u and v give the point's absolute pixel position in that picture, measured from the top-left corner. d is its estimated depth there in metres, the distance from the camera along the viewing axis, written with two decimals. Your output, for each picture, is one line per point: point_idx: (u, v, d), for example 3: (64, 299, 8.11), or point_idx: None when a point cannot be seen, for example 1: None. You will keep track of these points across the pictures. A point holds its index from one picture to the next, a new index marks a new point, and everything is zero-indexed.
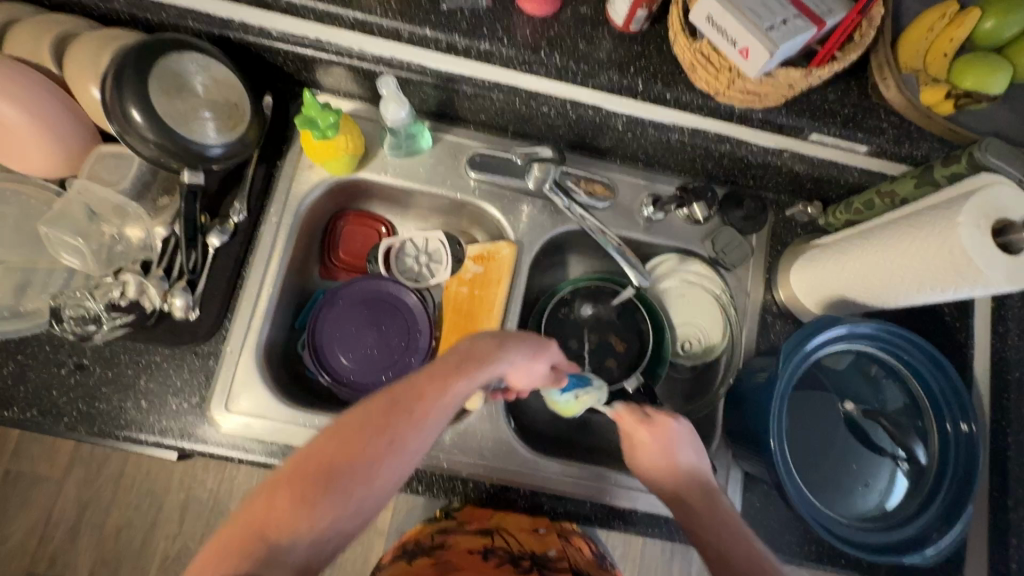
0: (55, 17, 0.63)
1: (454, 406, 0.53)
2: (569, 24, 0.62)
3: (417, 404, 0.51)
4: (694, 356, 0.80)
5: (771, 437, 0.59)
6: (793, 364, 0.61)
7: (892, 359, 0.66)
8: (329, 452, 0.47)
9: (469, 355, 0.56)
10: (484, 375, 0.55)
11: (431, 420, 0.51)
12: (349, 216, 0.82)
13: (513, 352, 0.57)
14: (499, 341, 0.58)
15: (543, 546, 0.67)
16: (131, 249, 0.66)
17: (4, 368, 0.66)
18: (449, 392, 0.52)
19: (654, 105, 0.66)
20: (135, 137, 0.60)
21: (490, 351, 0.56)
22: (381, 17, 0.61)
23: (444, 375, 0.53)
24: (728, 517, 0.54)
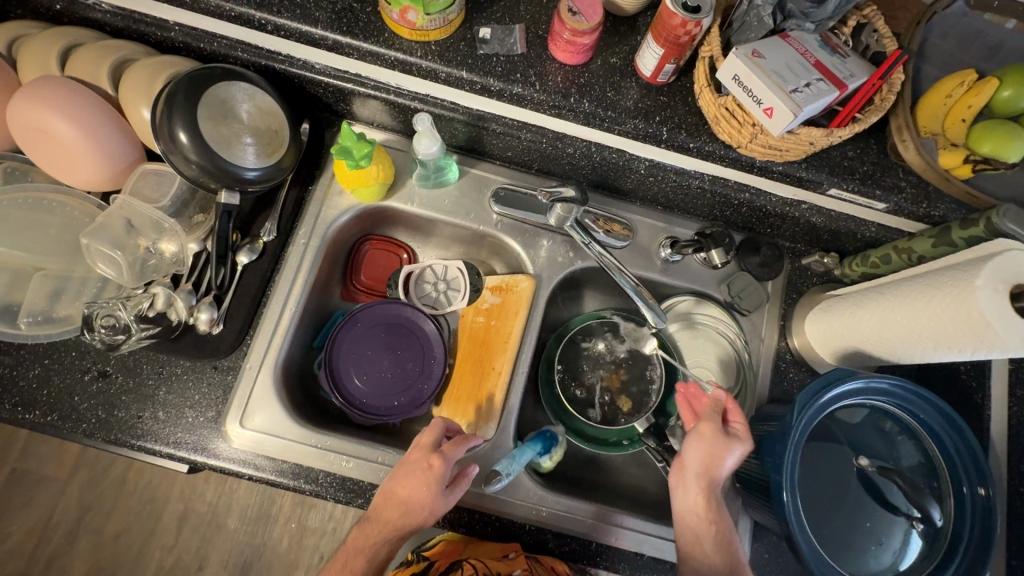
0: (116, 43, 0.67)
1: (420, 515, 0.61)
2: (599, 73, 0.65)
3: (387, 515, 0.61)
4: None
5: (784, 489, 0.58)
6: (809, 416, 0.60)
7: (907, 416, 0.65)
8: (344, 553, 0.61)
9: (398, 504, 0.61)
10: (438, 496, 0.61)
11: (396, 528, 0.61)
12: (373, 240, 0.85)
13: (434, 495, 0.61)
14: (424, 490, 0.61)
15: (509, 569, 0.68)
16: (164, 263, 0.68)
17: (31, 371, 0.68)
18: (409, 509, 0.61)
19: (676, 152, 0.67)
20: (179, 157, 0.63)
21: (419, 504, 0.61)
22: (420, 58, 0.63)
23: (387, 540, 0.61)
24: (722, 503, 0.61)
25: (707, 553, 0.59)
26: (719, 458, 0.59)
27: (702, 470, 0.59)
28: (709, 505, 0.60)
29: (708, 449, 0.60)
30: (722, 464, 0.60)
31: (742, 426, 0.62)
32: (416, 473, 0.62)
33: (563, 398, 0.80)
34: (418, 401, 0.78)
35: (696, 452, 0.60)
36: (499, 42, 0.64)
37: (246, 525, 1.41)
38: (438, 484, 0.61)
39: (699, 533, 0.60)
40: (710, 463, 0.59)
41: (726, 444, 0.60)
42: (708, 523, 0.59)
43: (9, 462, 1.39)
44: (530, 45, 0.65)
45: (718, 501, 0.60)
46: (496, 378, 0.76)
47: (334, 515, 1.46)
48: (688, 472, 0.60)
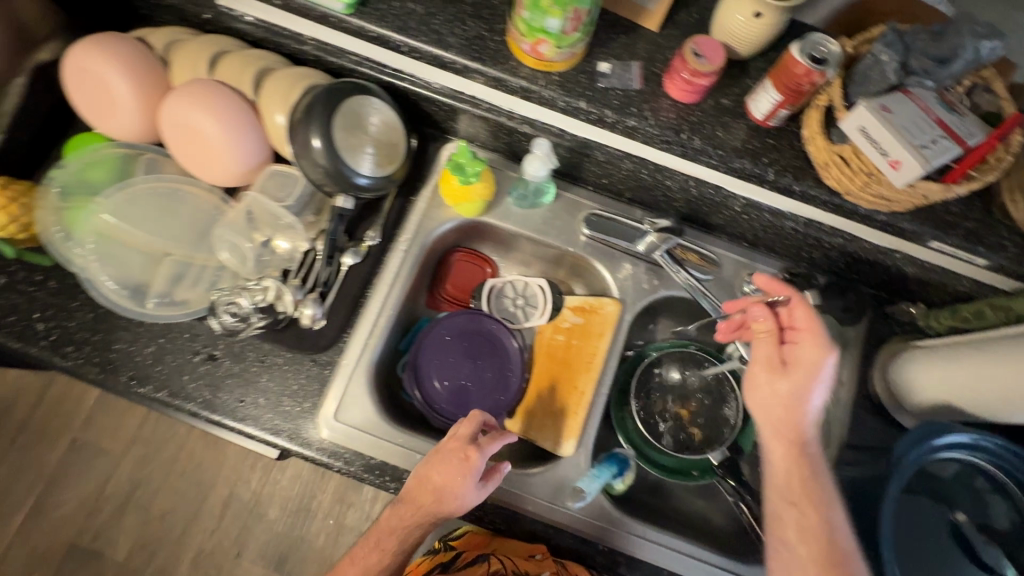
0: (257, 52, 0.73)
1: (450, 504, 0.63)
2: (710, 112, 0.67)
3: (420, 497, 0.64)
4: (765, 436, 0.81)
5: (886, 539, 0.61)
6: (906, 464, 0.64)
7: (1003, 477, 0.66)
8: (381, 529, 0.66)
9: (432, 493, 0.64)
10: (468, 488, 0.63)
11: (427, 513, 0.64)
12: (461, 252, 0.88)
13: (466, 486, 0.63)
14: (457, 481, 0.63)
15: (535, 568, 0.75)
16: (278, 258, 0.73)
17: (146, 348, 0.72)
18: (440, 498, 0.63)
19: (777, 192, 0.69)
20: (308, 160, 0.68)
21: (451, 494, 0.63)
22: (542, 87, 0.67)
23: (418, 524, 0.64)
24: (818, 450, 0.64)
25: (792, 525, 0.60)
26: (783, 401, 0.64)
27: (776, 418, 0.64)
28: (792, 465, 0.62)
29: (770, 388, 0.65)
30: (793, 401, 0.63)
31: (812, 355, 0.63)
32: (452, 463, 0.64)
33: (637, 424, 0.80)
34: (493, 413, 0.79)
35: (763, 395, 0.66)
36: (617, 77, 0.67)
37: (286, 516, 1.44)
38: (471, 476, 0.63)
39: (785, 502, 0.61)
40: (777, 403, 0.64)
41: (789, 382, 0.64)
42: (793, 491, 0.61)
43: (70, 432, 1.44)
44: (645, 81, 0.68)
45: (810, 442, 0.63)
46: (577, 401, 0.78)
47: (370, 516, 1.47)
48: (769, 427, 0.65)
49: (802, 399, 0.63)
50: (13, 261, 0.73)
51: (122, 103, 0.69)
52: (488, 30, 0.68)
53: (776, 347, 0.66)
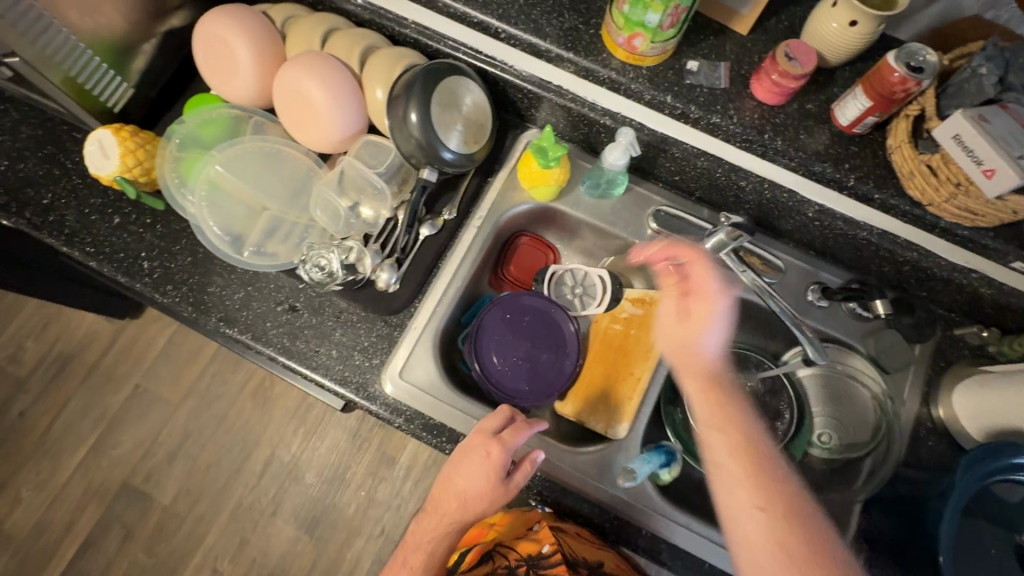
0: (362, 30, 0.78)
1: (479, 500, 0.67)
2: (793, 115, 0.69)
3: (447, 497, 0.68)
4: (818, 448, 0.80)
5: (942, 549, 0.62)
6: (973, 478, 0.65)
7: None
8: (417, 532, 0.72)
9: (460, 492, 0.67)
10: (494, 482, 0.66)
11: (456, 510, 0.68)
12: (529, 237, 0.92)
13: (493, 482, 0.66)
14: (484, 478, 0.66)
15: (536, 545, 0.72)
16: (362, 222, 0.78)
17: (235, 294, 0.78)
18: (467, 495, 0.67)
19: (855, 201, 0.70)
20: (403, 133, 0.73)
21: (477, 491, 0.66)
22: (631, 80, 0.70)
23: (450, 522, 0.69)
24: (724, 370, 0.59)
25: (720, 455, 0.54)
26: (683, 334, 0.61)
27: (684, 351, 0.60)
28: (700, 387, 0.58)
29: (678, 332, 0.61)
30: (688, 330, 0.61)
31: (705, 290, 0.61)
32: (474, 460, 0.66)
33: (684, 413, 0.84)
34: (548, 391, 0.82)
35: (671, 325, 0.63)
36: (704, 75, 0.70)
37: (321, 482, 1.49)
38: (496, 473, 0.66)
39: (708, 429, 0.55)
40: (686, 341, 0.60)
41: (682, 321, 0.62)
42: (711, 423, 0.55)
43: (133, 378, 1.54)
44: (731, 81, 0.70)
45: (725, 378, 0.58)
46: (630, 389, 0.82)
47: (400, 493, 1.51)
48: (681, 352, 0.60)
49: (711, 328, 0.60)
50: (128, 204, 0.81)
51: (242, 68, 0.75)
52: (584, 22, 0.71)
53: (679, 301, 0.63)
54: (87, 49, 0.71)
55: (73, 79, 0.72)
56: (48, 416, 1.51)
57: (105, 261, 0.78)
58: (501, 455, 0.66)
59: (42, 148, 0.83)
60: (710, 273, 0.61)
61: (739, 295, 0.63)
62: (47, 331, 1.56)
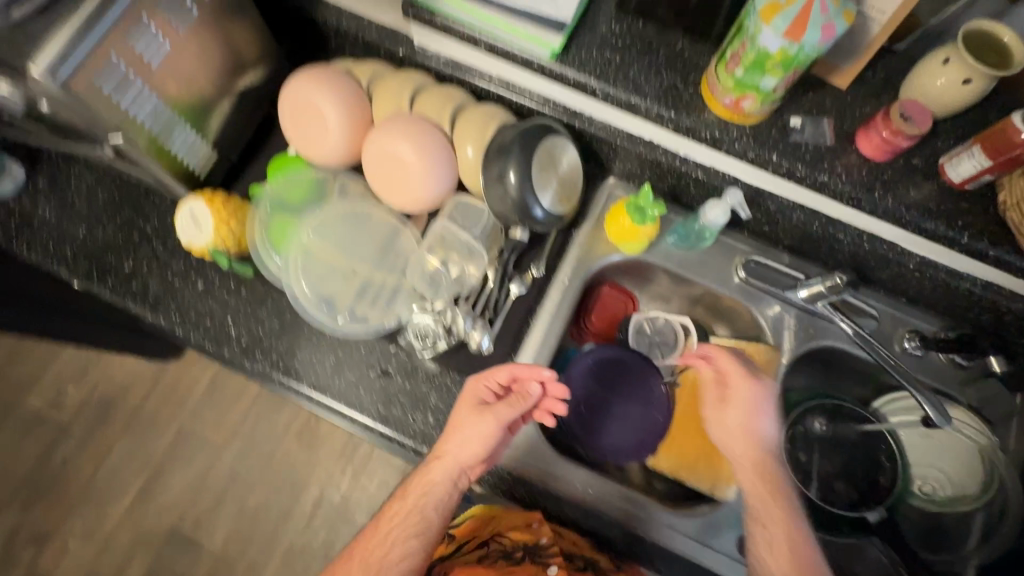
0: (449, 88, 0.78)
1: (465, 440, 0.67)
2: (901, 171, 0.68)
3: (440, 448, 0.68)
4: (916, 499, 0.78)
5: None
6: None
7: None
8: (406, 500, 0.69)
9: (453, 449, 0.67)
10: (462, 413, 0.68)
11: (447, 461, 0.67)
12: (609, 286, 0.90)
13: (464, 412, 0.68)
14: (474, 419, 0.67)
15: (533, 537, 0.74)
16: (452, 284, 0.77)
17: (327, 359, 0.77)
18: (454, 438, 0.67)
19: (966, 255, 0.69)
20: (501, 195, 0.72)
21: (464, 428, 0.67)
22: (734, 138, 0.69)
23: (443, 475, 0.67)
24: (777, 467, 0.69)
25: (765, 548, 0.64)
26: (733, 427, 0.71)
27: (744, 453, 0.70)
28: (754, 482, 0.68)
29: (724, 419, 0.72)
30: (748, 426, 0.70)
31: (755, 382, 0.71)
32: (463, 398, 0.70)
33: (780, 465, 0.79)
34: (642, 450, 0.80)
35: (736, 411, 0.71)
36: (808, 132, 0.69)
37: None
38: (462, 402, 0.69)
39: (756, 519, 0.66)
40: (743, 423, 0.70)
41: (733, 409, 0.71)
42: (758, 518, 0.66)
43: (177, 422, 1.51)
44: (835, 138, 0.69)
45: (772, 466, 0.69)
46: None
47: None
48: (732, 435, 0.71)
49: (761, 421, 0.71)
50: (211, 268, 0.79)
51: (332, 129, 0.74)
52: (682, 80, 0.71)
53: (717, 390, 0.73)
54: (169, 108, 0.68)
55: (157, 141, 0.68)
56: (91, 463, 1.48)
57: (191, 328, 0.77)
58: (485, 392, 0.70)
59: (121, 213, 0.81)
60: (739, 365, 0.72)
61: (767, 377, 0.74)
62: (88, 376, 1.53)
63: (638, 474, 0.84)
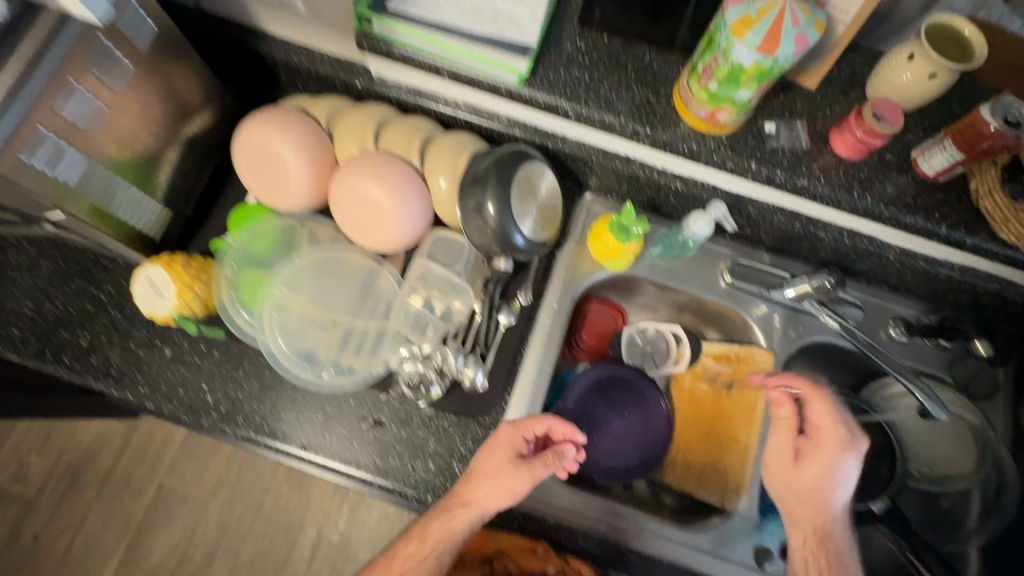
0: (415, 120, 0.75)
1: (495, 496, 0.65)
2: (876, 168, 0.68)
3: (462, 496, 0.66)
4: (916, 482, 0.80)
5: None
6: None
7: None
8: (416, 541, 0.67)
9: (481, 496, 0.65)
10: (494, 469, 0.65)
11: (468, 511, 0.65)
12: (596, 302, 0.89)
13: (498, 465, 0.65)
14: (506, 472, 0.65)
15: (540, 566, 0.70)
16: (439, 321, 0.74)
17: (315, 416, 0.72)
18: (480, 489, 0.65)
19: (945, 245, 0.70)
20: (480, 228, 0.69)
21: (496, 482, 0.65)
22: (712, 149, 0.68)
23: (463, 522, 0.65)
24: (839, 522, 0.68)
25: None
26: (809, 477, 0.68)
27: (786, 491, 0.69)
28: (810, 530, 0.67)
29: (800, 475, 0.68)
30: (824, 468, 0.67)
31: (838, 440, 0.67)
32: (495, 449, 0.66)
33: None
34: (647, 466, 0.79)
35: (778, 451, 0.70)
36: (783, 137, 0.69)
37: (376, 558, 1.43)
38: (495, 453, 0.66)
39: (810, 564, 0.66)
40: (820, 471, 0.67)
41: (822, 458, 0.67)
42: (808, 558, 0.66)
43: (156, 479, 1.43)
44: (809, 140, 0.69)
45: (835, 527, 0.67)
46: None
47: None
48: (781, 474, 0.69)
49: (832, 471, 0.67)
50: (178, 332, 0.74)
51: (292, 173, 0.70)
52: (654, 94, 0.69)
53: (792, 438, 0.70)
54: (108, 169, 0.62)
55: (99, 207, 0.62)
56: (67, 533, 1.39)
57: (163, 400, 0.71)
58: (520, 443, 0.67)
59: (70, 283, 0.75)
60: (835, 420, 0.68)
61: (862, 439, 0.68)
62: (51, 442, 1.44)
63: (645, 490, 0.83)
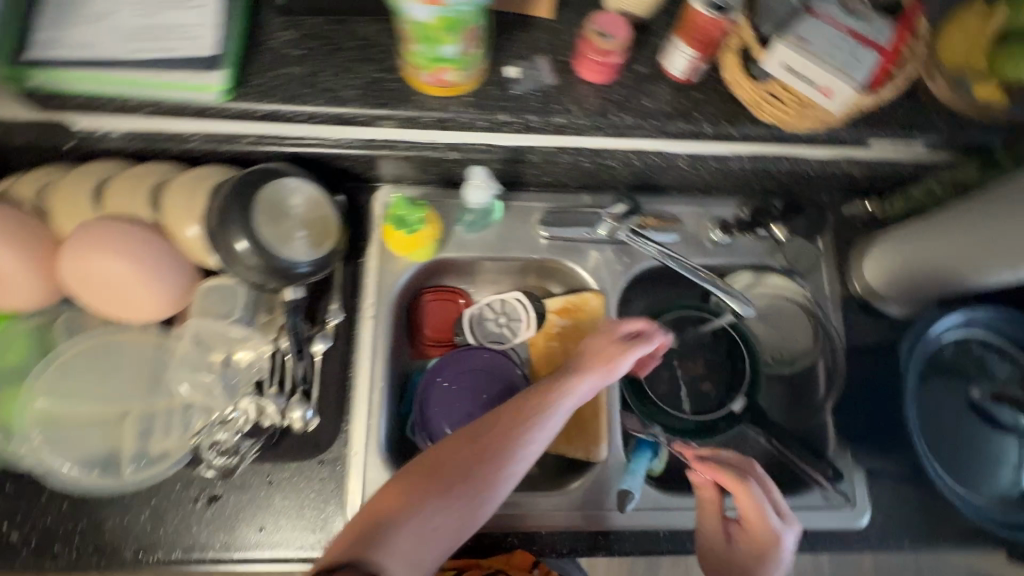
0: (143, 167, 0.66)
1: (586, 387, 0.65)
2: (629, 83, 0.65)
3: (549, 399, 0.63)
4: (770, 368, 0.82)
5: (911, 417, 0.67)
6: (917, 350, 0.70)
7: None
8: (387, 497, 0.55)
9: (547, 399, 0.63)
10: (608, 359, 0.67)
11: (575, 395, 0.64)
12: (429, 293, 0.84)
13: (606, 349, 0.68)
14: (609, 352, 0.68)
15: None
16: (245, 373, 0.69)
17: (140, 516, 0.66)
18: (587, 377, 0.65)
19: (718, 141, 0.68)
20: (242, 268, 0.63)
21: (599, 365, 0.66)
22: (456, 112, 0.63)
23: (542, 428, 0.61)
24: None
25: None
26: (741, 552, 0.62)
27: (718, 561, 0.63)
28: None
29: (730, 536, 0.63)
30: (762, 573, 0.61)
31: (773, 526, 0.61)
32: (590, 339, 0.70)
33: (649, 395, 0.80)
34: None
35: (710, 528, 0.64)
36: (527, 77, 0.64)
37: None
38: (611, 340, 0.69)
39: None
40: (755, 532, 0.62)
41: (756, 540, 0.62)
42: None
43: None
44: (556, 73, 0.65)
45: None
46: (590, 409, 0.76)
47: None
48: (717, 550, 0.63)
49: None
50: None
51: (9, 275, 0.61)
52: (381, 69, 0.63)
53: (720, 522, 0.64)
54: None
55: None
56: None
57: None
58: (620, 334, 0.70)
59: None
60: (764, 512, 0.61)
61: (794, 521, 0.63)
62: None
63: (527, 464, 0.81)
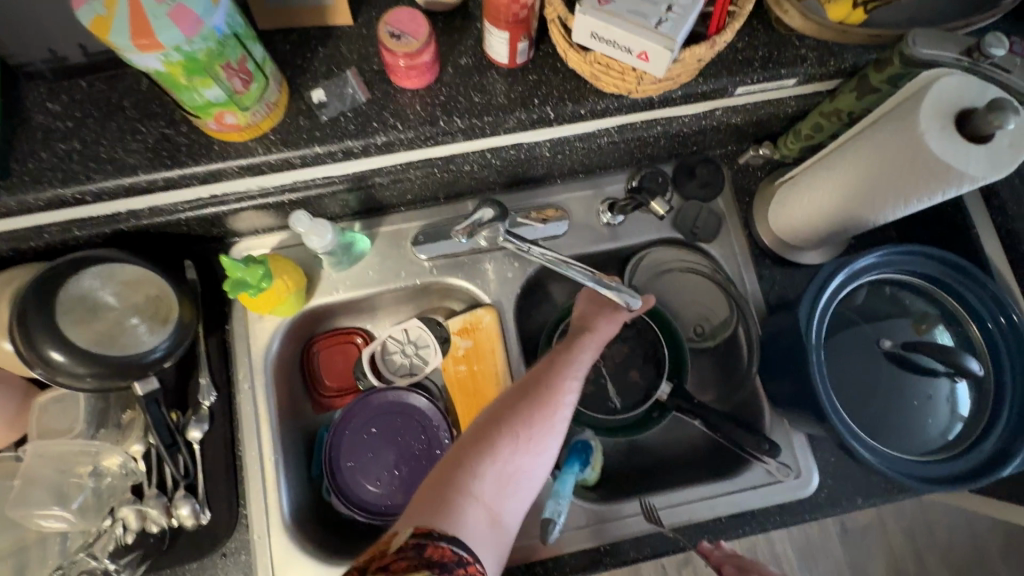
0: None
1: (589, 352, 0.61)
2: (454, 81, 0.58)
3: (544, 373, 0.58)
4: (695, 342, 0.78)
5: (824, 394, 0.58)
6: (825, 297, 0.60)
7: (952, 301, 0.65)
8: (460, 452, 0.53)
9: (588, 339, 0.61)
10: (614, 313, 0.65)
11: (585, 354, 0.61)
12: (320, 341, 0.77)
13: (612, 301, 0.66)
14: (609, 308, 0.65)
15: None
16: (117, 480, 0.63)
17: None
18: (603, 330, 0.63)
19: (571, 123, 0.61)
20: (67, 377, 0.56)
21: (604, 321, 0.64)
22: (264, 155, 0.56)
23: (554, 402, 0.56)
24: None
25: None
26: None
27: None
28: None
29: None
30: None
31: None
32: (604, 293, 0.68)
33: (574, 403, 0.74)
34: None
35: None
36: (337, 99, 0.56)
37: None
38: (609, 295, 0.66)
39: None
40: None
41: None
42: None
43: None
44: (370, 87, 0.57)
45: None
46: None
47: None
48: None
49: None
50: None
51: None
52: (169, 123, 0.55)
53: None
54: None
55: None
56: None
57: None
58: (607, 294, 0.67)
59: None
60: None
61: None
62: None
63: None
